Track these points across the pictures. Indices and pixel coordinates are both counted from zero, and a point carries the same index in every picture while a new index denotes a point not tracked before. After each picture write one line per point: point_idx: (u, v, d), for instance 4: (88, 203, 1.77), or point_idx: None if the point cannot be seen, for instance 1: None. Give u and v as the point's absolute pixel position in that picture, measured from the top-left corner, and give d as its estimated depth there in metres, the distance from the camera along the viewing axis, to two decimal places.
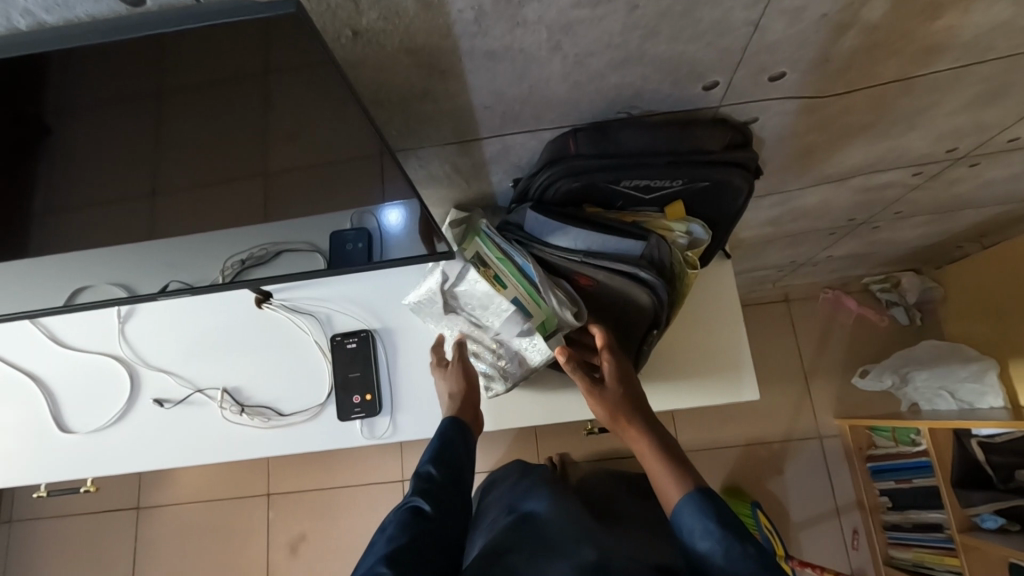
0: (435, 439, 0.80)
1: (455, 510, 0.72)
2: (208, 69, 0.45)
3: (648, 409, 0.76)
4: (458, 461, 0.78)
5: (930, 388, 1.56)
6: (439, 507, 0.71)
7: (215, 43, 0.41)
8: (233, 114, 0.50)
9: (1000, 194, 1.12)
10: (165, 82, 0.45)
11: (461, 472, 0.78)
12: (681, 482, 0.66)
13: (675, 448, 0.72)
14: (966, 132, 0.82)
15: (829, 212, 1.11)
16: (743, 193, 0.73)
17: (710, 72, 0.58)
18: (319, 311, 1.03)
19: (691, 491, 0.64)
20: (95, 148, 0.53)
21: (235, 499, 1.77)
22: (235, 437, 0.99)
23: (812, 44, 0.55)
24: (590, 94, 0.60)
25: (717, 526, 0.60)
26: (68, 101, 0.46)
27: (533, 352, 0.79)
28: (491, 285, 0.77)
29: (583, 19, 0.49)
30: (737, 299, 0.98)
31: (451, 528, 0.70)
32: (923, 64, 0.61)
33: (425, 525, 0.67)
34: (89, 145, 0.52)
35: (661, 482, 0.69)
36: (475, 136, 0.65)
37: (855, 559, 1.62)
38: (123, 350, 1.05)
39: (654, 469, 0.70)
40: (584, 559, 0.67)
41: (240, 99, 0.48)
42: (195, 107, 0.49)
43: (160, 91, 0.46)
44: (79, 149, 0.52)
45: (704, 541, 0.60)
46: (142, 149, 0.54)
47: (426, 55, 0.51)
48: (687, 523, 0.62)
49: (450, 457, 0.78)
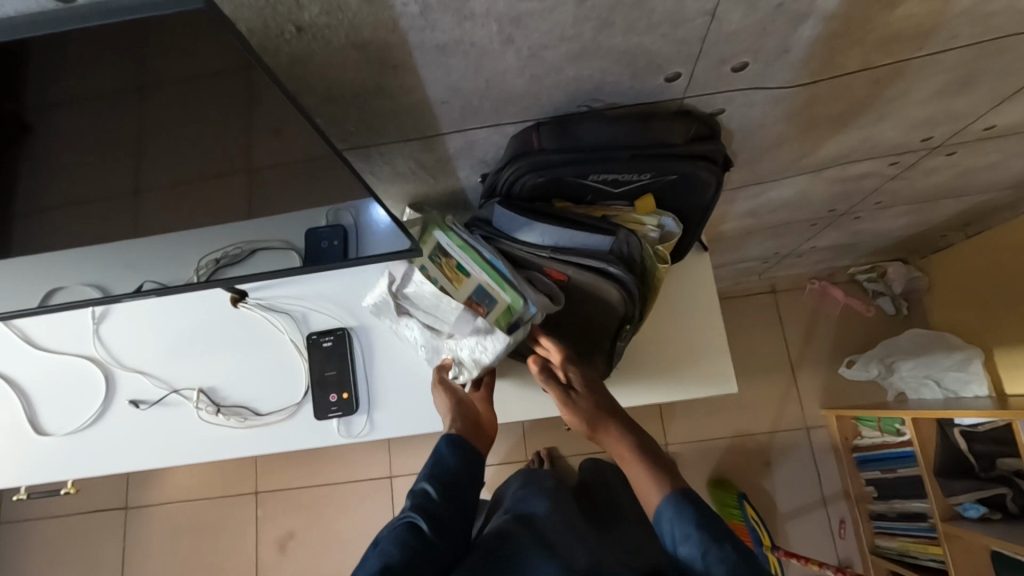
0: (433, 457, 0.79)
1: (451, 526, 0.72)
2: (191, 61, 0.44)
3: (618, 413, 0.76)
4: (459, 478, 0.76)
5: (914, 377, 1.57)
6: (434, 523, 0.71)
7: (189, 32, 0.41)
8: (211, 110, 0.49)
9: (980, 182, 1.12)
10: (141, 74, 0.45)
11: (463, 491, 0.76)
12: (663, 485, 0.67)
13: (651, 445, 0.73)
14: (941, 120, 0.81)
15: (807, 203, 1.10)
16: (713, 187, 0.72)
17: (670, 63, 0.57)
18: (295, 309, 1.03)
19: (674, 496, 0.64)
20: (72, 146, 0.52)
21: (222, 498, 1.77)
22: (211, 438, 0.99)
23: (771, 33, 0.54)
24: (549, 87, 0.59)
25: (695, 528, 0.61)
26: (46, 90, 0.45)
27: (491, 345, 0.75)
28: (452, 276, 0.75)
29: (532, 11, 0.48)
30: (715, 291, 0.98)
31: (447, 551, 0.70)
32: (887, 53, 0.60)
33: (419, 551, 0.67)
34: (69, 142, 0.51)
35: (640, 486, 0.69)
36: (436, 131, 0.64)
37: (842, 549, 1.62)
38: (98, 351, 1.04)
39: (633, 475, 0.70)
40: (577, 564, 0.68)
41: (222, 92, 0.47)
42: (171, 99, 0.48)
43: (137, 84, 0.46)
44: (57, 145, 0.52)
45: (685, 545, 0.60)
46: (119, 148, 0.53)
47: (375, 49, 0.50)
48: (667, 528, 0.63)
49: (448, 475, 0.76)
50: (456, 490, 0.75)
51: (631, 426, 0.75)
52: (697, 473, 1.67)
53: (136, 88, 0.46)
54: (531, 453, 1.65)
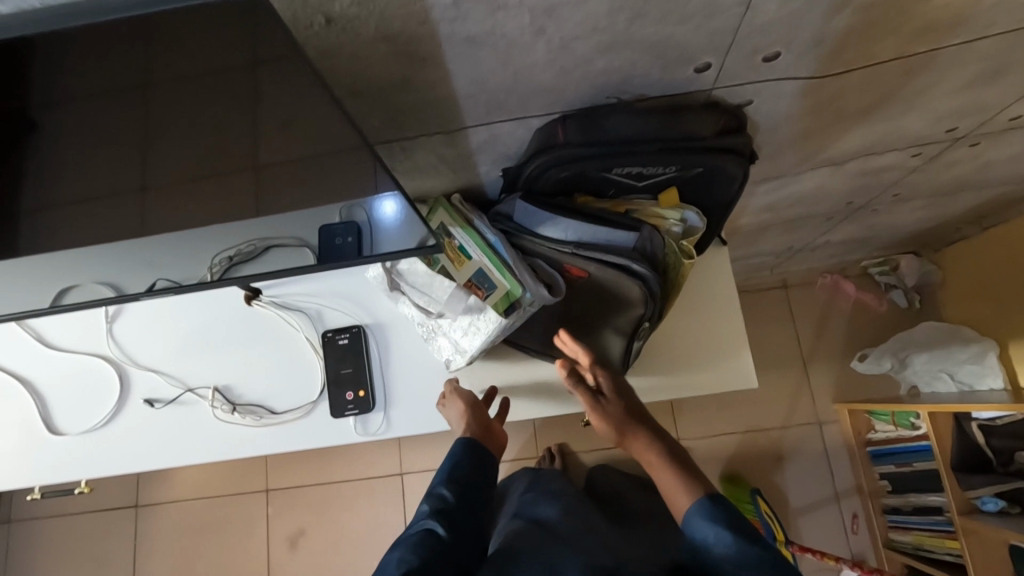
0: (447, 459, 0.80)
1: (467, 530, 0.72)
2: (194, 56, 0.44)
3: (649, 422, 0.76)
4: (473, 482, 0.78)
5: (928, 371, 1.56)
6: (451, 525, 0.71)
7: (194, 21, 0.40)
8: (217, 107, 0.48)
9: (1000, 174, 1.10)
10: (146, 70, 0.44)
11: (477, 493, 0.78)
12: (692, 491, 0.66)
13: (678, 452, 0.73)
14: (968, 111, 0.79)
15: (825, 197, 1.09)
16: (738, 180, 0.71)
17: (701, 54, 0.56)
18: (309, 307, 1.02)
19: (704, 501, 0.64)
20: (81, 147, 0.52)
21: (233, 496, 1.77)
22: (227, 436, 0.98)
23: (807, 23, 0.53)
24: (577, 80, 0.58)
25: (728, 532, 0.59)
26: (53, 86, 0.45)
27: (484, 321, 0.79)
28: (455, 257, 0.81)
29: (566, 1, 0.46)
30: (734, 286, 0.97)
31: (466, 550, 0.70)
32: (920, 42, 0.59)
33: (439, 548, 0.67)
34: (77, 142, 0.51)
35: (669, 491, 0.68)
36: (459, 126, 0.63)
37: (855, 543, 1.62)
38: (111, 350, 1.03)
39: (661, 480, 0.70)
40: (602, 563, 0.68)
41: (226, 90, 0.47)
42: (179, 95, 0.47)
43: (142, 80, 0.45)
44: (65, 146, 0.51)
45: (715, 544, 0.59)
46: (127, 152, 0.53)
47: (404, 42, 0.49)
48: (700, 530, 0.61)
49: (462, 478, 0.77)
50: (471, 490, 0.77)
51: (658, 432, 0.75)
52: (708, 468, 1.67)
53: (143, 84, 0.46)
54: (543, 449, 1.65)
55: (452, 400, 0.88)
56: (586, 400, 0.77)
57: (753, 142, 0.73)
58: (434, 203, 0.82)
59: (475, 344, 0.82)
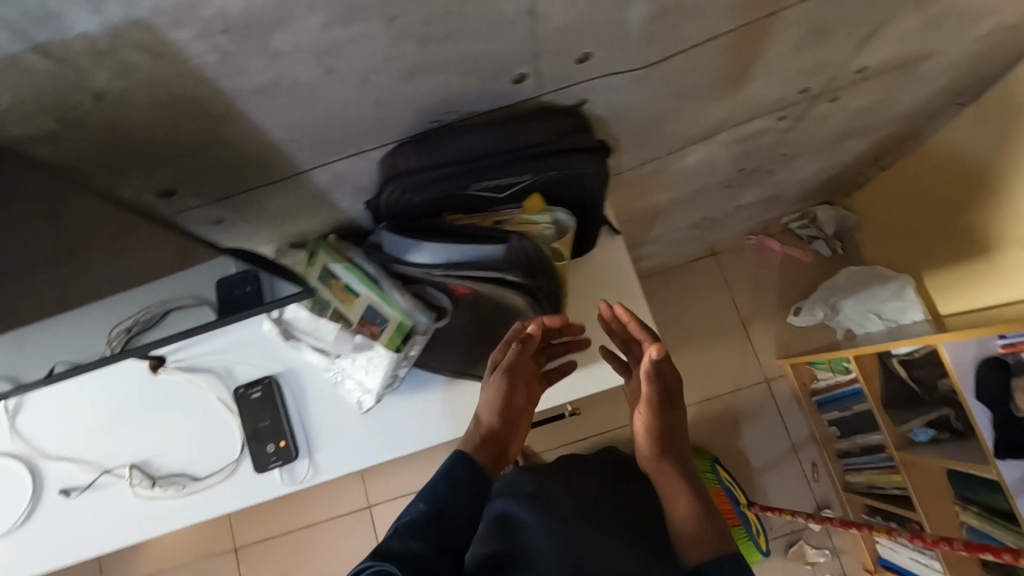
0: (443, 467, 0.72)
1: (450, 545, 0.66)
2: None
3: (685, 460, 0.79)
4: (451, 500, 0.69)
5: (857, 312, 1.60)
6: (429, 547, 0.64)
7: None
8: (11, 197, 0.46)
9: (873, 119, 1.14)
10: None
11: (454, 515, 0.68)
12: (709, 545, 0.70)
13: (701, 494, 0.76)
14: (813, 70, 0.82)
15: (714, 168, 1.11)
16: (598, 175, 0.72)
17: (512, 64, 0.56)
18: (218, 365, 0.99)
19: (716, 556, 0.68)
20: None
21: (201, 560, 1.72)
22: (152, 512, 0.95)
23: (602, 21, 0.53)
24: (396, 109, 0.57)
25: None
26: None
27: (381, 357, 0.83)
28: (343, 297, 0.82)
29: (342, 40, 0.46)
30: (632, 271, 0.98)
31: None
32: (728, 19, 0.60)
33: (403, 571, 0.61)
34: None
35: (685, 530, 0.73)
36: (297, 169, 0.62)
37: (818, 491, 1.66)
38: (18, 446, 0.99)
39: (680, 515, 0.74)
40: None
41: None
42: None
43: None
44: None
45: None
46: None
47: (190, 103, 0.47)
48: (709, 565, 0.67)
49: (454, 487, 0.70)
50: (444, 518, 0.68)
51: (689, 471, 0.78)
52: None
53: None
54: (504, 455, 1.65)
55: (492, 381, 0.81)
56: (648, 406, 0.78)
57: (603, 135, 0.74)
58: (311, 247, 0.82)
59: (378, 379, 0.86)
